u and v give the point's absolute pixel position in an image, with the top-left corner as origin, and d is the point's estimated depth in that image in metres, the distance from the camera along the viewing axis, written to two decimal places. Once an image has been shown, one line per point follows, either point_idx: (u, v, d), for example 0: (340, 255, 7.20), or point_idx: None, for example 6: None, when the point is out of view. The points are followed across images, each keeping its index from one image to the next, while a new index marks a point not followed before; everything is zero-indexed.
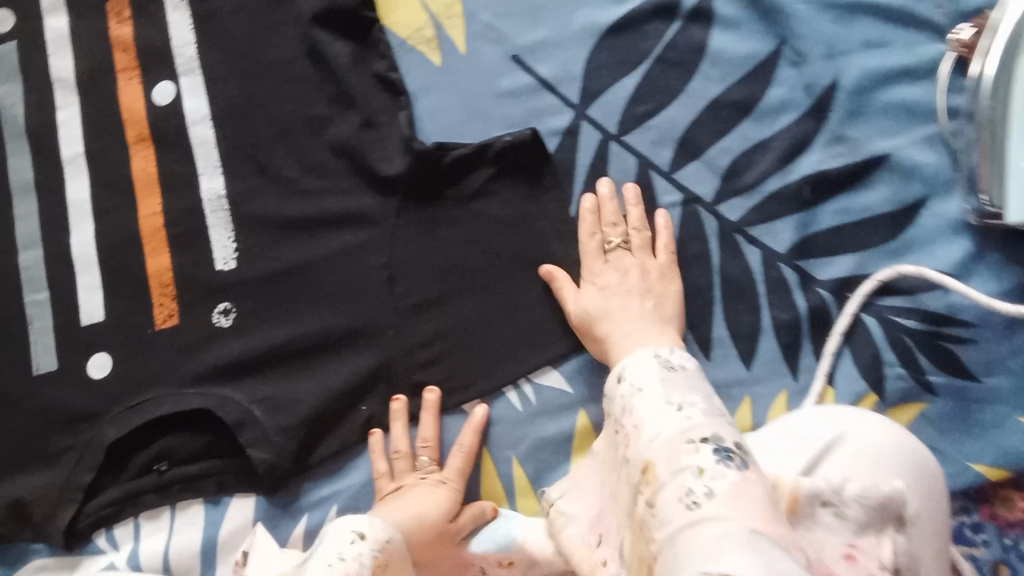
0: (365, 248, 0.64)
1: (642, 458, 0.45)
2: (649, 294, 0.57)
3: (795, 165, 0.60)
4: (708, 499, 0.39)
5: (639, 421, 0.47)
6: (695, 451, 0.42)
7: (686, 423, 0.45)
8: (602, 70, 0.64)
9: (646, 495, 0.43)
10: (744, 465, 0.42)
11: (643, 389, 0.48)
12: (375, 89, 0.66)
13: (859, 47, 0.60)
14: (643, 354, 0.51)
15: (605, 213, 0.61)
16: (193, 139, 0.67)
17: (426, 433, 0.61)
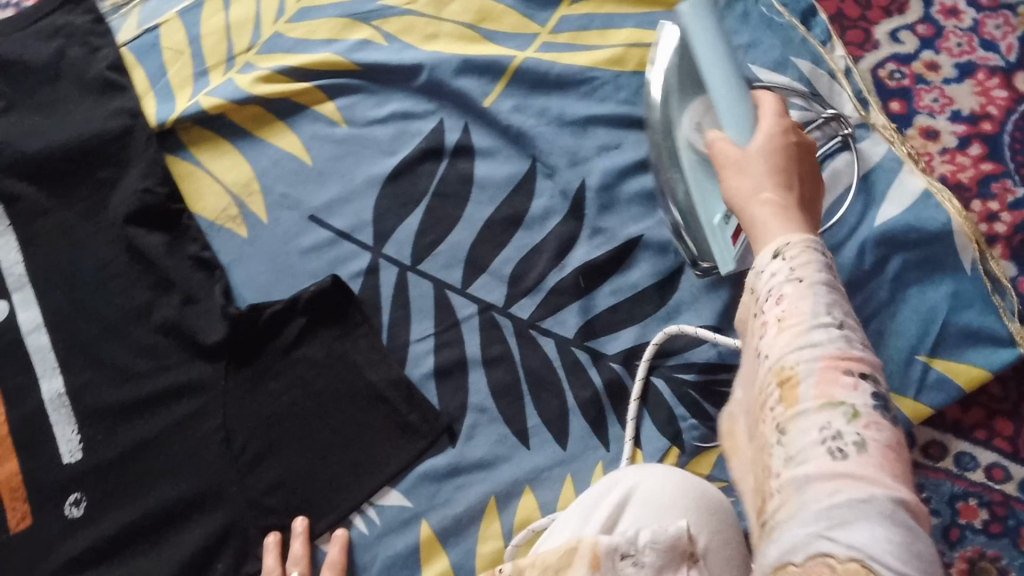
0: (201, 414, 0.68)
1: (779, 365, 0.38)
2: (804, 182, 0.49)
3: (567, 260, 0.68)
4: (859, 452, 0.34)
5: (792, 318, 0.39)
6: (854, 392, 0.36)
7: (845, 346, 0.37)
8: (389, 213, 0.72)
9: (775, 415, 0.38)
10: (897, 424, 0.36)
11: (803, 280, 0.40)
12: (192, 269, 0.72)
13: (596, 152, 0.70)
14: (808, 241, 0.42)
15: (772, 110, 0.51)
16: (30, 347, 0.72)
17: (297, 554, 0.63)
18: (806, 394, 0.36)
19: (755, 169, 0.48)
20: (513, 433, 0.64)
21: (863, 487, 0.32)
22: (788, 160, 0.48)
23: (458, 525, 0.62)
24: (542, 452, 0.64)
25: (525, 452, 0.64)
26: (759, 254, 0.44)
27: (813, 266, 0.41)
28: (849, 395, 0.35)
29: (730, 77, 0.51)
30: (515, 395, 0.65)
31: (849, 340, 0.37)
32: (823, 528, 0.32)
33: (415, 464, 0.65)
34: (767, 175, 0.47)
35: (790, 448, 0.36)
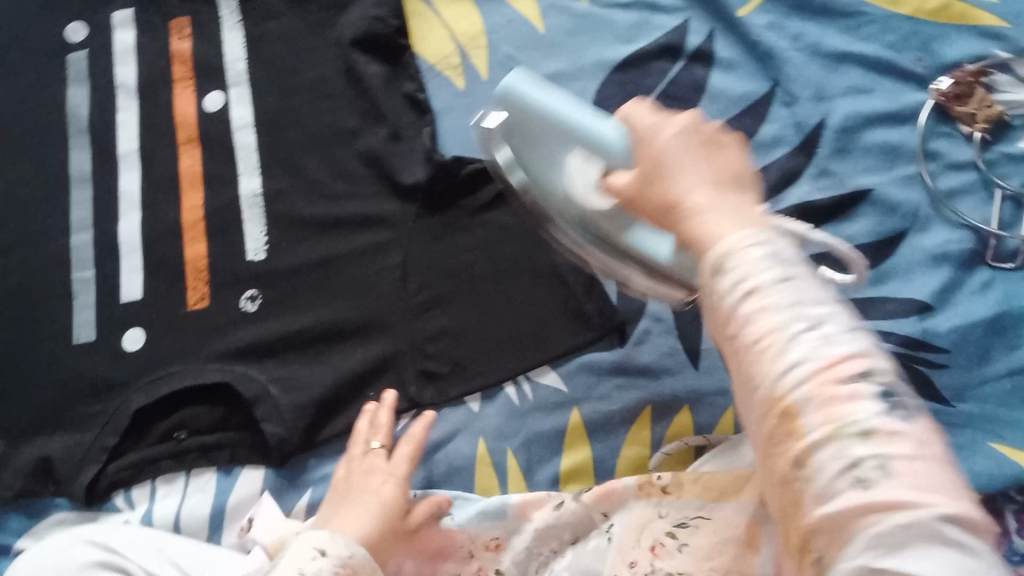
0: (384, 248, 0.70)
1: (773, 395, 0.34)
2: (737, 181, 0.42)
3: (784, 196, 0.65)
4: (882, 478, 0.31)
5: (763, 338, 0.35)
6: (856, 403, 0.32)
7: (828, 351, 0.34)
8: (610, 101, 0.70)
9: (785, 452, 0.34)
10: (916, 417, 0.33)
11: (787, 280, 0.35)
12: (404, 107, 0.73)
13: (843, 93, 0.66)
14: (745, 236, 0.37)
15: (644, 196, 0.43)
16: (237, 143, 0.74)
17: (382, 420, 0.62)
18: (811, 421, 0.33)
19: (686, 170, 0.42)
20: (684, 350, 0.65)
21: (901, 512, 0.30)
22: (700, 150, 0.42)
23: (611, 425, 0.64)
24: (710, 376, 0.64)
25: (694, 372, 0.64)
26: (711, 249, 0.38)
27: (760, 264, 0.36)
28: (853, 410, 0.32)
29: (593, 114, 0.49)
30: (695, 314, 0.65)
31: (840, 339, 0.34)
32: (877, 556, 0.30)
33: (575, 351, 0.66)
34: (708, 173, 0.41)
35: (813, 484, 0.33)
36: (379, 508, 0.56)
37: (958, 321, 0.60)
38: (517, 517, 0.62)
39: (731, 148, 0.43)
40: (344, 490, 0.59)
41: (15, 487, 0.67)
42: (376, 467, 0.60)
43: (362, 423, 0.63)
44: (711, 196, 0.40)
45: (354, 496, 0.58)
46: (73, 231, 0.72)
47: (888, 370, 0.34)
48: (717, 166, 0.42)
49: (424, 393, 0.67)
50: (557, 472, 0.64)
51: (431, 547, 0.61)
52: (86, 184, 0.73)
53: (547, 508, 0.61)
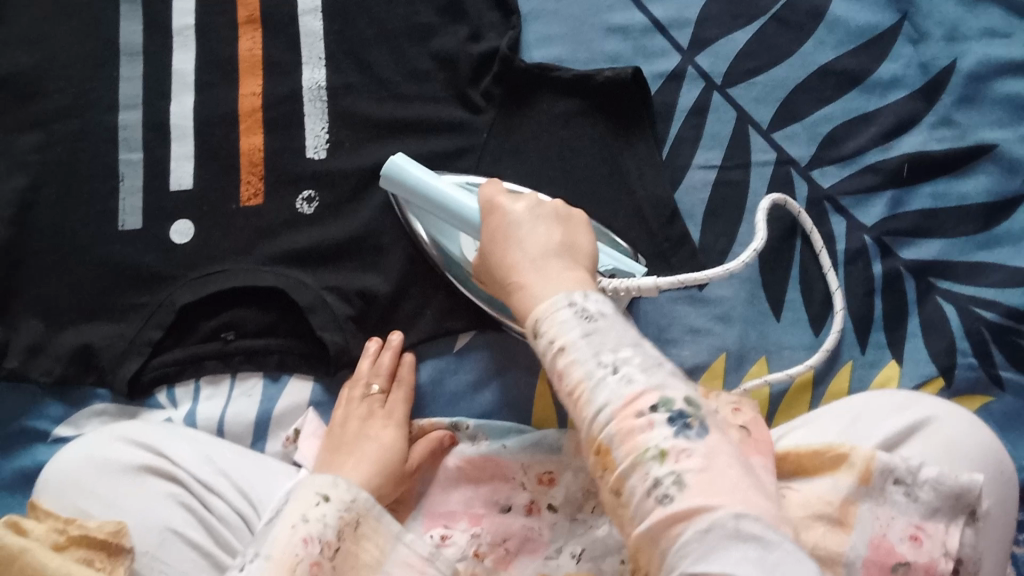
0: (455, 158, 0.64)
1: (590, 437, 0.36)
2: (578, 236, 0.47)
3: (897, 143, 0.60)
4: (681, 490, 0.33)
5: (574, 388, 0.37)
6: (651, 431, 0.34)
7: (628, 388, 0.36)
8: (715, 20, 0.64)
9: (607, 480, 0.36)
10: (704, 432, 0.35)
11: (563, 345, 0.38)
12: (487, 7, 0.67)
13: (978, 34, 0.61)
14: (555, 300, 0.40)
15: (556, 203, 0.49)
16: (303, 28, 0.68)
17: (382, 367, 0.61)
18: (619, 455, 0.35)
19: (519, 246, 0.46)
20: (768, 301, 0.59)
21: (704, 517, 0.32)
22: (554, 227, 0.47)
23: None
24: (791, 331, 0.58)
25: (774, 325, 0.58)
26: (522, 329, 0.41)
27: (563, 316, 0.39)
28: (648, 437, 0.34)
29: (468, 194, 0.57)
30: (784, 263, 0.59)
31: (629, 378, 0.36)
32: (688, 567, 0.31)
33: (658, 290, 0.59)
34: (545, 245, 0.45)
35: (628, 508, 0.35)
36: (378, 452, 0.56)
37: None
38: (574, 454, 0.58)
39: (562, 230, 0.47)
40: (344, 437, 0.57)
41: (54, 373, 0.64)
42: (376, 411, 0.59)
43: (384, 359, 0.61)
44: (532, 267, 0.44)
45: (355, 442, 0.57)
46: (120, 108, 0.67)
47: (683, 394, 0.35)
48: (547, 237, 0.46)
49: (486, 316, 0.63)
50: None
51: (486, 475, 0.59)
52: (137, 57, 0.67)
53: None
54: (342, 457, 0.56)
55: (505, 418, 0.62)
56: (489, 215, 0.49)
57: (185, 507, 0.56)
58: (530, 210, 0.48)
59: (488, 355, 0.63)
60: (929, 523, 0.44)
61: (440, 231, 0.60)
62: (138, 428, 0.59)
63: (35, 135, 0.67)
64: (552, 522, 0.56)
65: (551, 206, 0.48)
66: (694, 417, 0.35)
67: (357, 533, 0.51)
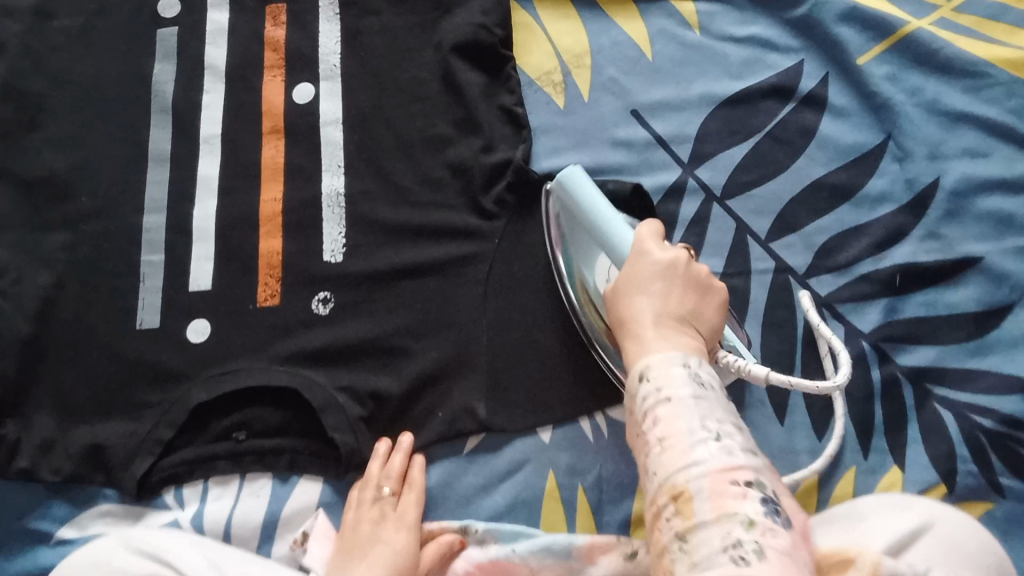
0: (467, 262, 0.67)
1: (672, 483, 0.41)
2: (709, 311, 0.52)
3: (888, 253, 0.63)
4: (755, 559, 0.37)
5: (670, 436, 0.42)
6: (743, 502, 0.39)
7: (728, 459, 0.41)
8: (713, 136, 0.68)
9: (674, 526, 0.40)
10: (787, 522, 0.40)
11: (673, 399, 0.43)
12: (498, 119, 0.70)
13: (959, 154, 0.65)
14: (671, 359, 0.45)
15: (693, 275, 0.52)
16: (323, 138, 0.71)
17: (392, 470, 0.61)
18: (702, 508, 0.40)
19: (649, 297, 0.51)
20: (772, 405, 0.60)
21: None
22: (689, 293, 0.51)
23: None
24: (796, 435, 0.59)
25: (779, 429, 0.60)
26: (630, 371, 0.47)
27: (677, 377, 0.44)
28: (739, 505, 0.39)
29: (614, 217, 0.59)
30: (786, 367, 0.61)
31: (726, 449, 0.41)
32: None
33: None
34: (670, 307, 0.50)
35: (692, 555, 0.39)
36: (392, 558, 0.57)
37: None
38: (584, 560, 0.58)
39: (695, 300, 0.51)
40: (357, 542, 0.58)
41: (63, 472, 0.64)
42: (388, 515, 0.60)
43: (395, 461, 0.62)
44: (651, 326, 0.49)
45: (368, 547, 0.58)
46: (146, 210, 0.70)
47: (773, 486, 0.41)
48: (675, 303, 0.50)
49: (497, 417, 0.63)
50: (628, 515, 0.61)
51: None
52: (164, 163, 0.71)
53: (616, 554, 0.58)
54: (354, 564, 0.57)
55: (514, 521, 0.61)
56: (633, 256, 0.54)
57: None
58: (667, 268, 0.52)
59: (496, 457, 0.63)
60: None
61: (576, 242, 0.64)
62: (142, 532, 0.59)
63: (62, 235, 0.69)
64: None
65: (689, 269, 0.52)
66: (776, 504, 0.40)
67: None
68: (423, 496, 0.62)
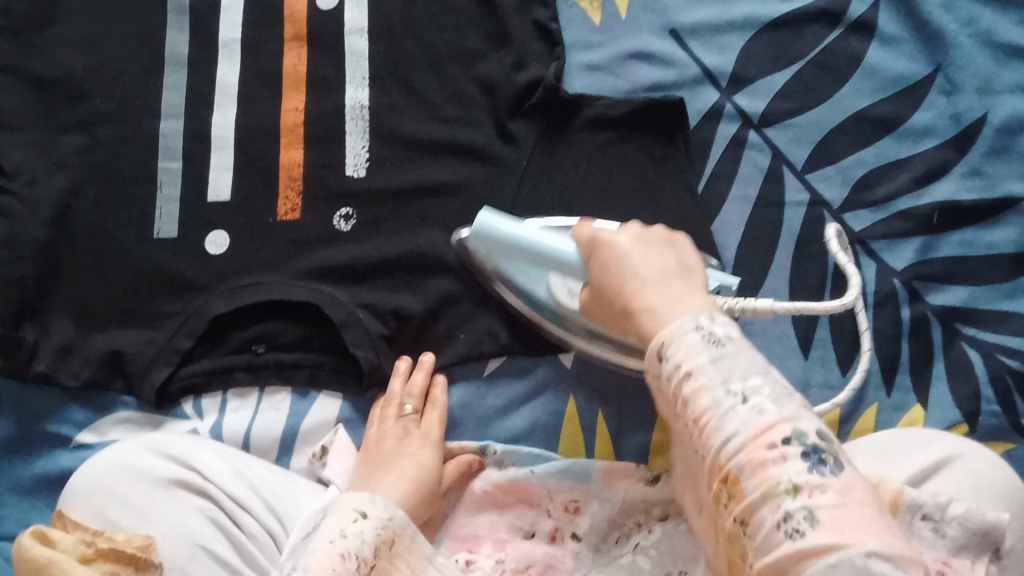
0: (491, 184, 0.65)
1: (716, 464, 0.36)
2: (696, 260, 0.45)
3: (928, 190, 0.61)
4: (812, 527, 0.32)
5: (701, 415, 0.36)
6: (783, 464, 0.33)
7: (759, 419, 0.35)
8: (756, 61, 0.65)
9: (731, 509, 0.35)
10: (838, 468, 0.34)
11: (692, 374, 0.37)
12: (533, 35, 0.67)
13: (1010, 90, 0.62)
14: (684, 326, 0.38)
15: (659, 238, 0.46)
16: (347, 48, 0.69)
17: (415, 388, 0.62)
18: (748, 486, 0.34)
19: (637, 269, 0.43)
20: (797, 338, 0.60)
21: (833, 553, 0.31)
22: (667, 251, 0.44)
23: None
24: (821, 370, 0.59)
25: (801, 363, 0.60)
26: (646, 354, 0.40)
27: (690, 342, 0.38)
28: (781, 471, 0.33)
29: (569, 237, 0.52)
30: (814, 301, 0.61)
31: (761, 411, 0.35)
32: None
33: None
34: (665, 270, 0.43)
35: (755, 541, 0.34)
36: (416, 471, 0.56)
37: None
38: (601, 483, 0.58)
39: (675, 252, 0.45)
40: (381, 456, 0.58)
41: (82, 376, 0.64)
42: (410, 431, 0.60)
43: (417, 379, 0.62)
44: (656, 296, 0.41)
45: (390, 460, 0.57)
46: (163, 115, 0.67)
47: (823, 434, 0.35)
48: (665, 266, 0.43)
49: (519, 341, 0.63)
50: (647, 444, 0.61)
51: (511, 499, 0.59)
52: (181, 67, 0.68)
53: (634, 480, 0.58)
54: (376, 473, 0.56)
55: (534, 444, 0.62)
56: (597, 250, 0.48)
57: (207, 518, 0.55)
58: (639, 235, 0.46)
59: (518, 381, 0.63)
60: (955, 560, 0.45)
61: (522, 271, 0.57)
62: (173, 438, 0.58)
63: (77, 138, 0.67)
64: (574, 550, 0.56)
65: (657, 238, 0.46)
66: (828, 451, 0.34)
67: (391, 552, 0.50)
68: (446, 415, 0.62)
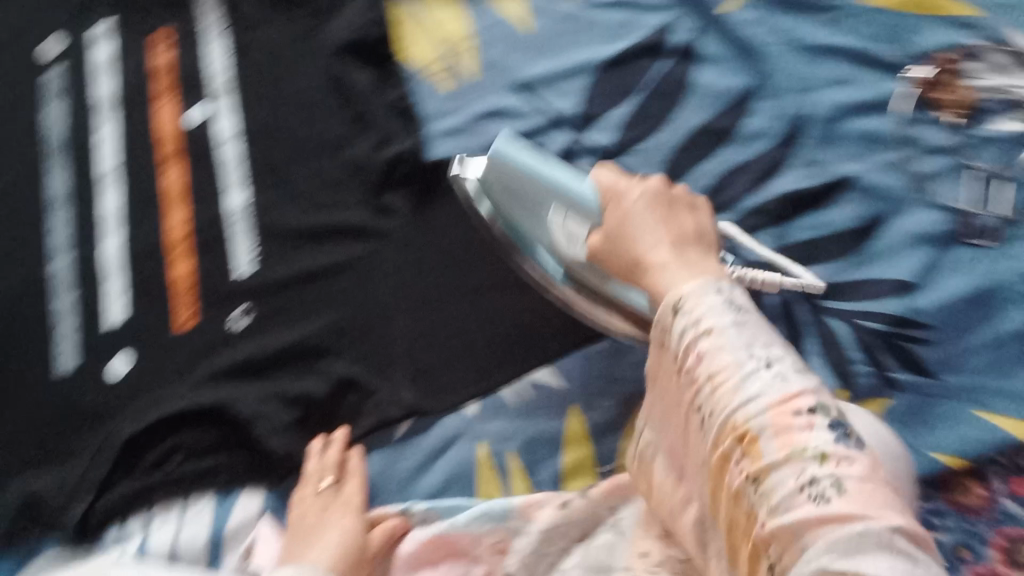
0: (375, 257, 0.69)
1: (731, 424, 0.38)
2: (694, 216, 0.52)
3: (770, 184, 0.66)
4: (838, 495, 0.34)
5: (717, 374, 0.40)
6: (810, 432, 0.36)
7: (783, 388, 0.38)
8: (598, 98, 0.69)
9: (743, 468, 0.37)
10: (860, 444, 0.36)
11: (704, 333, 0.41)
12: (391, 114, 0.71)
13: (827, 83, 0.68)
14: (704, 288, 0.43)
15: (658, 202, 0.52)
16: (219, 157, 0.72)
17: (327, 462, 0.63)
18: (768, 447, 0.37)
19: (647, 236, 0.50)
20: None
21: (859, 521, 0.33)
22: (688, 217, 0.51)
23: (610, 424, 0.64)
24: None
25: None
26: (660, 310, 0.45)
27: (716, 310, 0.42)
28: (807, 438, 0.36)
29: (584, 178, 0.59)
30: None
31: (784, 379, 0.38)
32: (832, 561, 0.32)
33: (575, 351, 0.67)
34: (666, 235, 0.50)
35: (769, 498, 0.36)
36: (340, 537, 0.57)
37: (944, 295, 0.61)
38: (521, 518, 0.59)
39: (691, 216, 0.51)
40: (304, 530, 0.59)
41: None
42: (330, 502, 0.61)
43: (330, 454, 0.63)
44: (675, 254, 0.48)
45: (314, 533, 0.58)
46: (53, 254, 0.70)
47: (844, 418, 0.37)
48: (675, 228, 0.50)
49: (425, 401, 0.66)
50: (558, 470, 0.63)
51: (439, 554, 0.60)
52: (65, 205, 0.71)
53: (551, 508, 0.59)
54: (301, 548, 0.57)
55: (453, 495, 0.63)
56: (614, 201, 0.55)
57: None
58: (653, 194, 0.52)
59: (428, 436, 0.65)
60: None
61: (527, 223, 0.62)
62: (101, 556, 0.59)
63: None
64: None
65: (653, 182, 0.53)
66: (847, 424, 0.37)
67: None
68: (364, 482, 0.63)
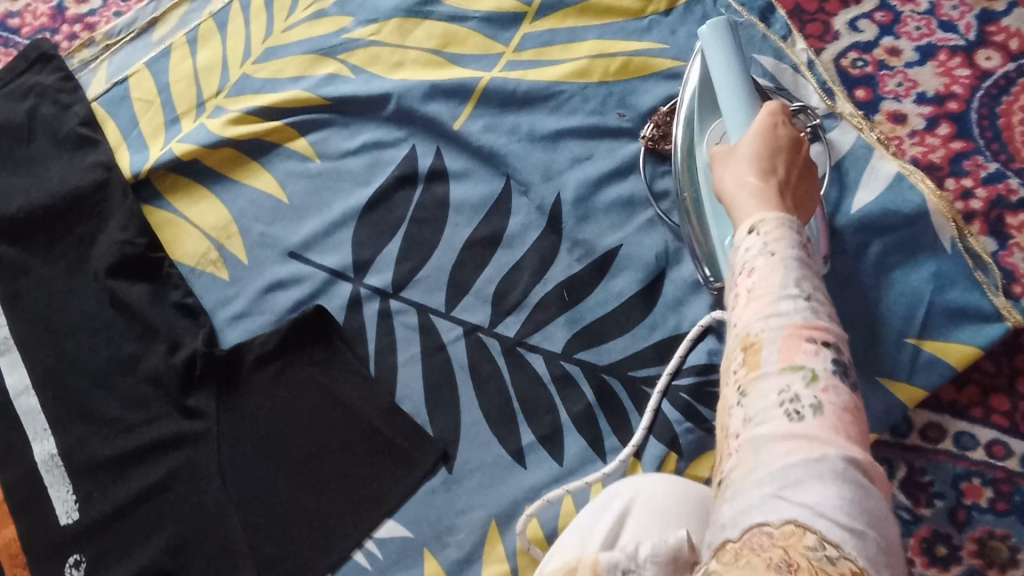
0: (195, 462, 0.67)
1: (744, 333, 0.36)
2: (799, 177, 0.46)
3: (549, 275, 0.68)
4: (816, 415, 0.32)
5: (756, 285, 0.37)
6: (815, 357, 0.34)
7: (811, 316, 0.35)
8: (368, 242, 0.72)
9: (738, 376, 0.36)
10: (855, 382, 0.34)
11: (776, 252, 0.37)
12: (176, 316, 0.72)
13: (569, 165, 0.70)
14: (789, 223, 0.39)
15: (789, 129, 0.47)
16: (21, 410, 0.71)
17: None
18: (768, 359, 0.35)
19: (739, 165, 0.45)
20: (508, 454, 0.64)
21: (823, 444, 0.31)
22: (802, 178, 0.46)
23: (467, 556, 0.62)
24: (540, 469, 0.63)
25: (522, 472, 0.63)
26: (736, 233, 0.41)
27: (788, 239, 0.38)
28: (811, 360, 0.34)
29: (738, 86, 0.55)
30: (508, 414, 0.65)
31: (817, 312, 0.35)
32: (776, 489, 0.31)
33: (415, 493, 0.64)
34: (769, 169, 0.44)
35: (748, 409, 0.34)
36: None
37: None
38: None
39: (804, 168, 0.46)
40: None
41: None
42: None
43: None
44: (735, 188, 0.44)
45: None
46: None
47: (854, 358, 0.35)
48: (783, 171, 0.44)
49: None
50: None
51: None
52: None
53: None
54: None
55: None
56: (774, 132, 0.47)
57: None
58: (767, 130, 0.47)
59: None
60: None
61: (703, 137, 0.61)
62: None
63: None
64: None
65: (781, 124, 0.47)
66: (851, 368, 0.35)
67: None
68: None
